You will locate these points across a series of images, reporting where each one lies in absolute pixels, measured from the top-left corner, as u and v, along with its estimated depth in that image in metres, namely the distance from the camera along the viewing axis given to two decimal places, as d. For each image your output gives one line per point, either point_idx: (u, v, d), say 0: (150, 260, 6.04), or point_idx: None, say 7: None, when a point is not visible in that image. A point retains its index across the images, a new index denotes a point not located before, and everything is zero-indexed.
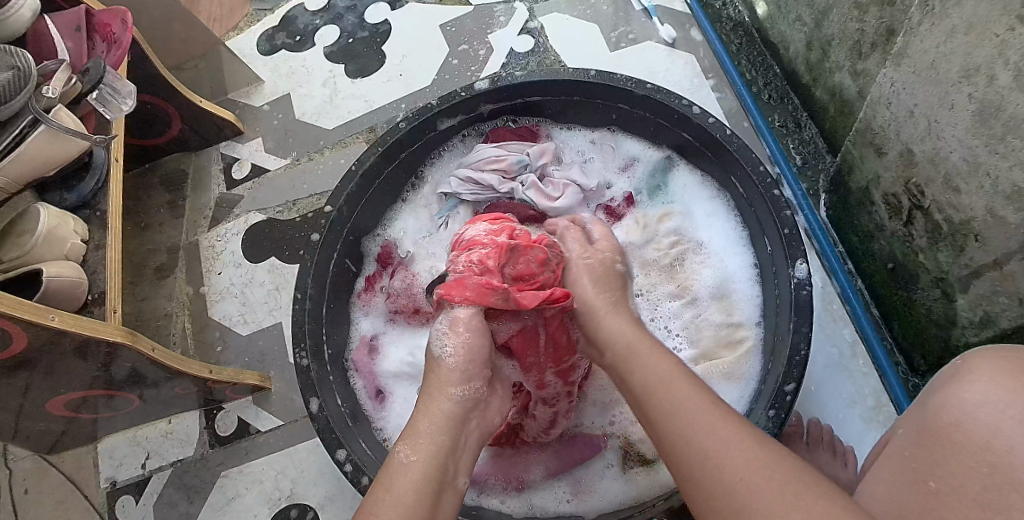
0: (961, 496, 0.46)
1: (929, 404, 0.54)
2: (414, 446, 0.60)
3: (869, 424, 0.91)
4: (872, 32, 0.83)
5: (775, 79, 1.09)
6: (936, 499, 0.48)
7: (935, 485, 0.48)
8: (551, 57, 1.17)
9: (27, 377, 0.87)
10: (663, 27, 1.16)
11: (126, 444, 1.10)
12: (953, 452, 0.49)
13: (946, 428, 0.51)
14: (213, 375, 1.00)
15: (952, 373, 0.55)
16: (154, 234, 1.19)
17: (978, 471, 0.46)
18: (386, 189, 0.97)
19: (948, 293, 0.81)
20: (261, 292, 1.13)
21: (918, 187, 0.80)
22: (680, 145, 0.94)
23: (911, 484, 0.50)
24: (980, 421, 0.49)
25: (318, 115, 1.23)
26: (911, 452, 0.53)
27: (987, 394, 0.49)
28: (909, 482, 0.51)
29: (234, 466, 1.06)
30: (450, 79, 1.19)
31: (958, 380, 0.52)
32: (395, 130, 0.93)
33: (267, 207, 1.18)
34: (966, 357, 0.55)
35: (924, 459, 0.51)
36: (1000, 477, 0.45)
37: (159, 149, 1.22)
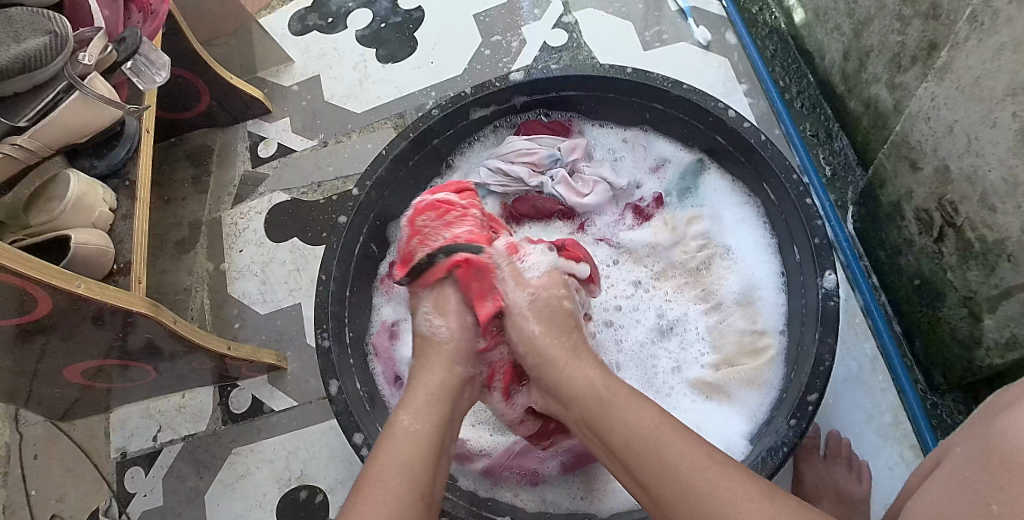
0: None
1: (993, 429, 0.51)
2: (418, 416, 0.65)
3: (885, 439, 0.91)
4: (914, 45, 0.83)
5: (808, 88, 1.08)
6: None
7: (996, 509, 0.45)
8: (585, 53, 1.17)
9: (48, 341, 0.88)
10: (699, 29, 1.16)
11: (139, 416, 1.11)
12: (1014, 474, 0.46)
13: (1009, 450, 0.47)
14: (231, 352, 1.00)
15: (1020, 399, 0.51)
16: (177, 208, 1.19)
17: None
18: (414, 178, 0.97)
19: (975, 312, 0.81)
20: (281, 271, 1.13)
21: (952, 204, 0.79)
22: (713, 148, 0.94)
23: (973, 508, 0.47)
24: None
25: (347, 98, 1.22)
26: (975, 475, 0.49)
27: None
28: (970, 507, 0.47)
29: (245, 443, 1.06)
30: (481, 70, 1.19)
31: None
32: (428, 117, 0.93)
33: (291, 187, 1.18)
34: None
35: (988, 482, 0.47)
36: None
37: (186, 123, 1.22)
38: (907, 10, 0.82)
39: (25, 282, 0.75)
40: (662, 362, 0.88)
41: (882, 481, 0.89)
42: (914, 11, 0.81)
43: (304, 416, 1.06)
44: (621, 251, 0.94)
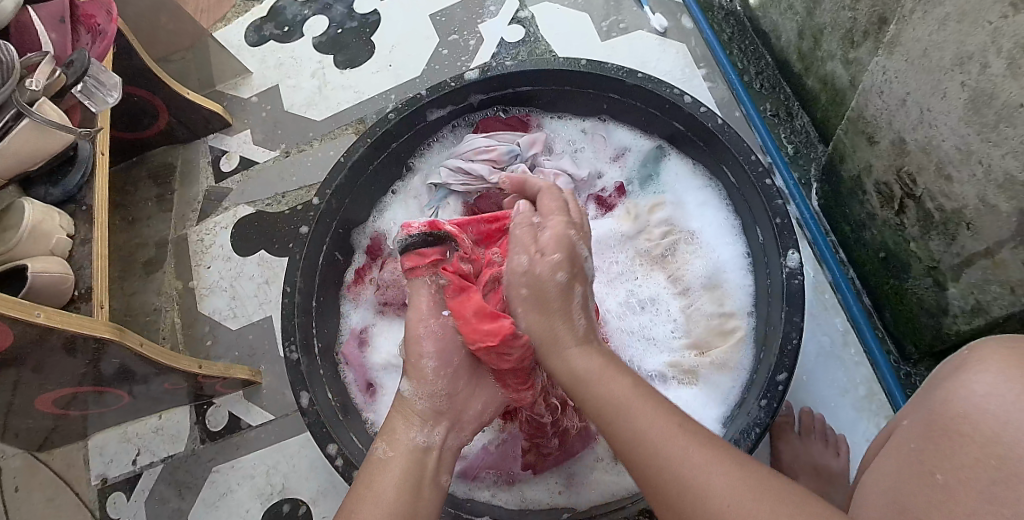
0: (968, 490, 0.43)
1: (936, 398, 0.52)
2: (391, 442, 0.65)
3: (861, 413, 0.92)
4: (865, 20, 0.83)
5: (766, 69, 1.08)
6: (942, 491, 0.45)
7: (941, 478, 0.46)
8: (542, 46, 1.16)
9: (13, 375, 0.86)
10: (655, 16, 1.15)
11: (118, 441, 1.10)
12: (956, 443, 0.47)
13: (954, 419, 0.48)
14: (203, 370, 0.99)
15: (959, 366, 0.53)
16: (142, 228, 1.18)
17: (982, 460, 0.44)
18: (374, 184, 0.96)
19: (940, 281, 0.81)
20: (251, 286, 1.11)
21: (910, 175, 0.79)
22: (672, 134, 0.94)
23: (916, 475, 0.48)
24: (987, 411, 0.46)
25: (307, 107, 1.21)
26: (918, 446, 0.50)
27: (995, 387, 0.48)
28: (916, 474, 0.48)
29: (225, 461, 1.05)
30: (440, 70, 1.18)
31: (967, 374, 0.51)
32: (384, 121, 0.92)
33: (255, 200, 1.16)
34: (976, 350, 0.53)
35: (930, 451, 0.48)
36: (1006, 469, 0.43)
37: (146, 142, 1.20)
38: None
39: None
40: (633, 352, 0.87)
41: (860, 454, 0.89)
42: None
43: (282, 429, 1.05)
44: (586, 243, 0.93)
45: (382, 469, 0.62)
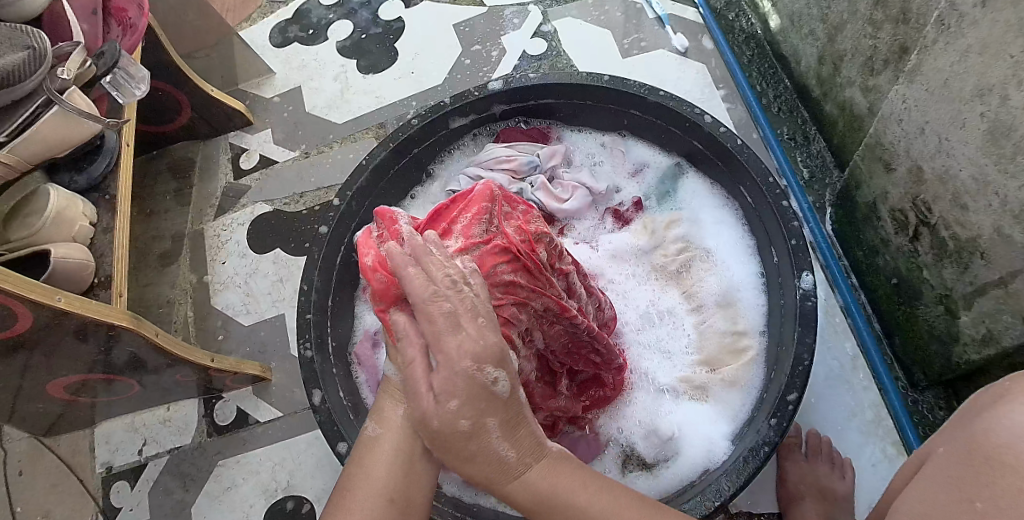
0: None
1: (972, 424, 0.52)
2: (383, 419, 0.61)
3: (867, 437, 0.92)
4: (885, 48, 0.84)
5: (785, 92, 1.09)
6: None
7: (981, 506, 0.46)
8: (564, 61, 1.18)
9: (27, 358, 0.87)
10: (676, 36, 1.17)
11: (124, 430, 1.10)
12: (994, 471, 0.47)
13: (990, 447, 0.48)
14: (214, 363, 1.00)
15: (1001, 395, 0.53)
16: (159, 221, 1.19)
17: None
18: (393, 187, 0.97)
19: (951, 309, 0.82)
20: (265, 283, 1.12)
21: (925, 203, 0.81)
22: (691, 152, 0.95)
23: (955, 503, 0.48)
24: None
25: (329, 109, 1.22)
26: (958, 472, 0.50)
27: None
28: (954, 502, 0.48)
29: (231, 455, 1.05)
30: (462, 79, 1.20)
31: (1005, 402, 0.51)
32: (407, 127, 0.94)
33: (273, 199, 1.17)
34: (1017, 380, 0.53)
35: (969, 480, 0.48)
36: None
37: (167, 136, 1.22)
38: (877, 14, 0.84)
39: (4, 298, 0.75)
40: (646, 366, 0.88)
41: (865, 478, 0.90)
42: (884, 15, 0.82)
43: (289, 427, 1.05)
44: (603, 256, 0.94)
45: (374, 448, 0.60)
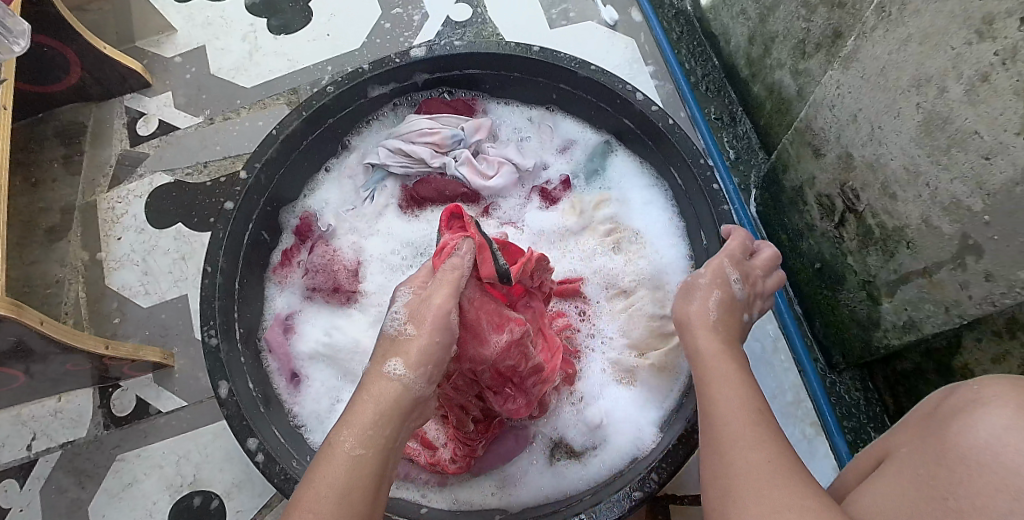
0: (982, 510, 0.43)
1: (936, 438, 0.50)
2: (357, 433, 0.53)
3: (787, 420, 0.91)
4: (818, 33, 0.82)
5: (713, 71, 1.06)
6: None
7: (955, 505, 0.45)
8: (490, 29, 1.11)
9: None
10: (606, 8, 1.12)
11: (10, 424, 1.00)
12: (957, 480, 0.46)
13: (960, 458, 0.47)
14: (109, 351, 0.91)
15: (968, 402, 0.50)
16: (46, 192, 1.07)
17: (1000, 497, 0.43)
18: (305, 161, 0.90)
19: (874, 296, 0.82)
20: (166, 260, 1.03)
21: (854, 190, 0.80)
22: (620, 129, 0.90)
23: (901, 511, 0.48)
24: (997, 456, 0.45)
25: (236, 72, 1.12)
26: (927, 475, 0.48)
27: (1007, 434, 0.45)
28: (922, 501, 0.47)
29: (131, 449, 0.97)
30: (381, 44, 1.11)
31: (973, 413, 0.48)
32: (322, 94, 0.86)
33: (175, 168, 1.07)
34: (983, 387, 0.50)
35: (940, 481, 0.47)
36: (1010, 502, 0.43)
37: (53, 98, 1.09)
38: None
39: None
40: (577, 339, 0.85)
41: None
42: None
43: (196, 416, 0.98)
44: (529, 235, 0.89)
45: (331, 455, 0.53)
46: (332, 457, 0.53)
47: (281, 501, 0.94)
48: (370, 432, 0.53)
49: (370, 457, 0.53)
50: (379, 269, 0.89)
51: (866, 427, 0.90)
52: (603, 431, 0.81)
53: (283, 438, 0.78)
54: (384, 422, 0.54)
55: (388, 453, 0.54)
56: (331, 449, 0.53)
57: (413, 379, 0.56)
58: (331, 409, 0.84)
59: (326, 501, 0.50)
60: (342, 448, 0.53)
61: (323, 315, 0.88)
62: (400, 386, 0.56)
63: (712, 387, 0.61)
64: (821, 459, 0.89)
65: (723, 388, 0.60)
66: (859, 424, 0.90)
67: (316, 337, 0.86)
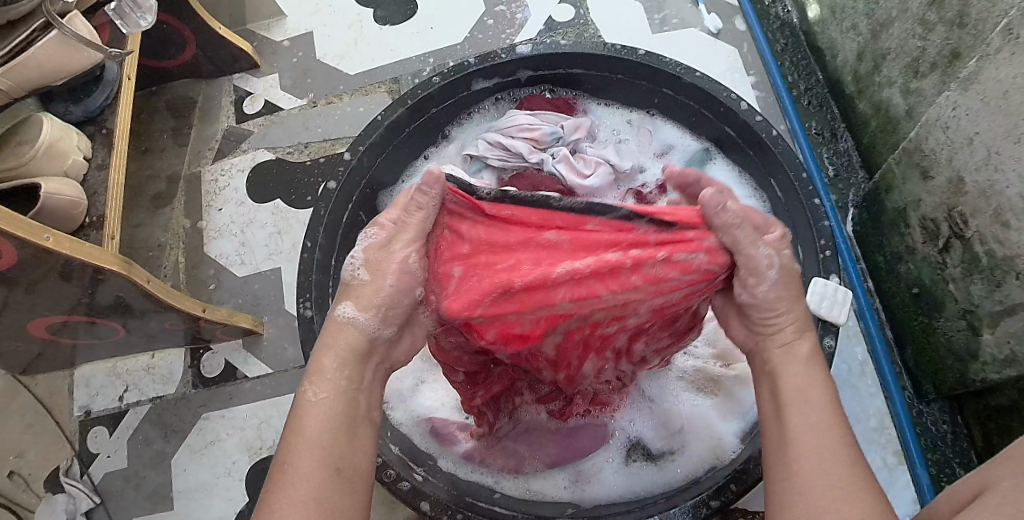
0: None
1: None
2: (320, 381, 0.57)
3: (869, 445, 0.90)
4: (934, 52, 0.80)
5: (816, 86, 1.05)
6: None
7: None
8: (591, 31, 1.12)
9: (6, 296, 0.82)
10: (710, 16, 1.12)
11: (105, 375, 1.06)
12: None
13: None
14: (206, 314, 0.95)
15: None
16: (155, 160, 1.13)
17: None
18: (408, 147, 0.93)
19: (974, 326, 0.80)
20: (263, 234, 1.08)
21: (962, 216, 0.78)
22: (721, 137, 0.90)
23: None
24: None
25: (340, 58, 1.16)
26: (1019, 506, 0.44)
27: None
28: None
29: (216, 409, 1.02)
30: (482, 39, 1.14)
31: None
32: (427, 83, 0.89)
33: (277, 146, 1.12)
34: None
35: None
36: None
37: (169, 73, 1.16)
38: (930, 15, 0.79)
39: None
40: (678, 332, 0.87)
41: None
42: (938, 17, 0.78)
43: (280, 384, 1.02)
44: None
45: (304, 413, 0.55)
46: (304, 413, 0.55)
47: None
48: (336, 382, 0.57)
49: (334, 402, 0.56)
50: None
51: (952, 462, 0.87)
52: (682, 437, 0.81)
53: None
54: (343, 367, 0.58)
55: (353, 400, 0.57)
56: (311, 403, 0.55)
57: (367, 321, 0.59)
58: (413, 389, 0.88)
59: (306, 452, 0.52)
60: (311, 404, 0.55)
61: None
62: (358, 327, 0.59)
63: (791, 408, 0.54)
64: (899, 490, 0.88)
65: (802, 409, 0.53)
66: (945, 456, 0.88)
67: None
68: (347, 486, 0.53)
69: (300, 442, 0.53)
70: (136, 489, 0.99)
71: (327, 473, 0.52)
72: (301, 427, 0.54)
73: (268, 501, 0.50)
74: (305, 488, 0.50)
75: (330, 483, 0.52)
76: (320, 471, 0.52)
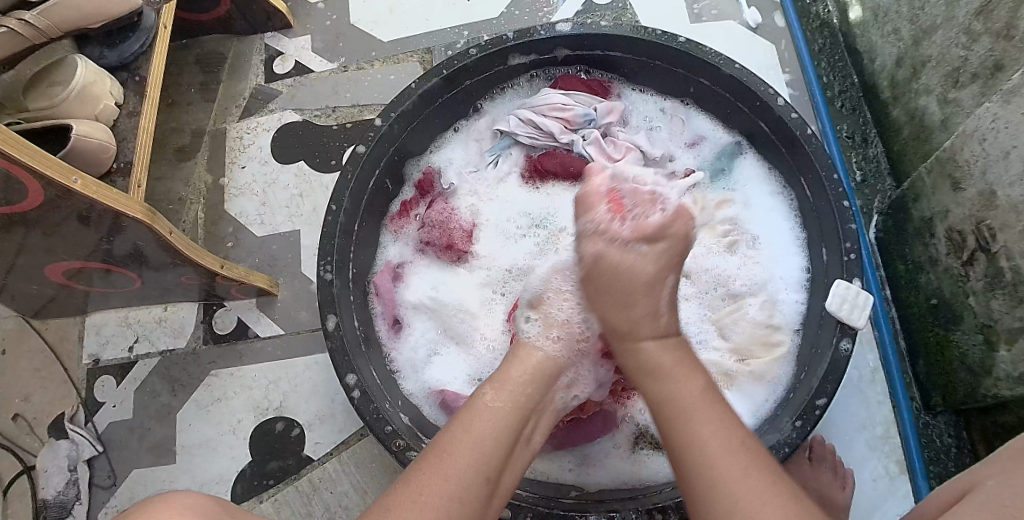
0: None
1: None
2: (498, 389, 0.63)
3: (873, 452, 0.91)
4: (978, 63, 0.79)
5: (850, 89, 1.05)
6: None
7: None
8: (630, 15, 1.12)
9: (24, 236, 0.81)
10: (749, 10, 1.11)
11: (116, 324, 1.06)
12: None
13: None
14: (224, 271, 0.95)
15: None
16: (180, 113, 1.13)
17: None
18: (438, 117, 0.92)
19: (991, 341, 0.80)
20: (283, 195, 1.07)
21: (990, 229, 0.77)
22: (754, 133, 0.90)
23: None
24: None
25: (374, 24, 1.16)
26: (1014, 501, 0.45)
27: None
28: None
29: (226, 366, 1.02)
30: (519, 16, 1.13)
31: None
32: (464, 54, 0.88)
33: (304, 108, 1.12)
34: None
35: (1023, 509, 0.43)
36: None
37: (200, 26, 1.15)
38: (977, 25, 0.78)
39: (20, 173, 0.70)
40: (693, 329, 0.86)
41: (865, 493, 0.89)
42: (985, 27, 0.77)
43: (291, 346, 1.02)
44: None
45: (474, 416, 0.60)
46: (479, 412, 0.61)
47: (360, 440, 0.97)
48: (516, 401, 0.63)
49: (509, 417, 0.61)
50: (494, 233, 0.91)
51: (953, 475, 0.88)
52: None
53: (380, 380, 0.80)
54: (530, 387, 0.64)
55: (522, 418, 0.62)
56: (485, 403, 0.61)
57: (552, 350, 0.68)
58: (426, 361, 0.87)
59: (474, 456, 0.57)
60: (486, 406, 0.61)
61: (432, 270, 0.91)
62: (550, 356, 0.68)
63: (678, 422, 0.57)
64: (898, 500, 0.88)
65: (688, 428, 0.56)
66: (947, 470, 0.88)
67: (424, 289, 0.89)
68: (486, 502, 0.57)
69: (467, 435, 0.58)
70: (140, 440, 1.00)
71: (473, 477, 0.56)
72: (467, 427, 0.59)
73: (415, 479, 0.55)
74: (443, 490, 0.54)
75: (478, 490, 0.56)
76: (475, 481, 0.56)
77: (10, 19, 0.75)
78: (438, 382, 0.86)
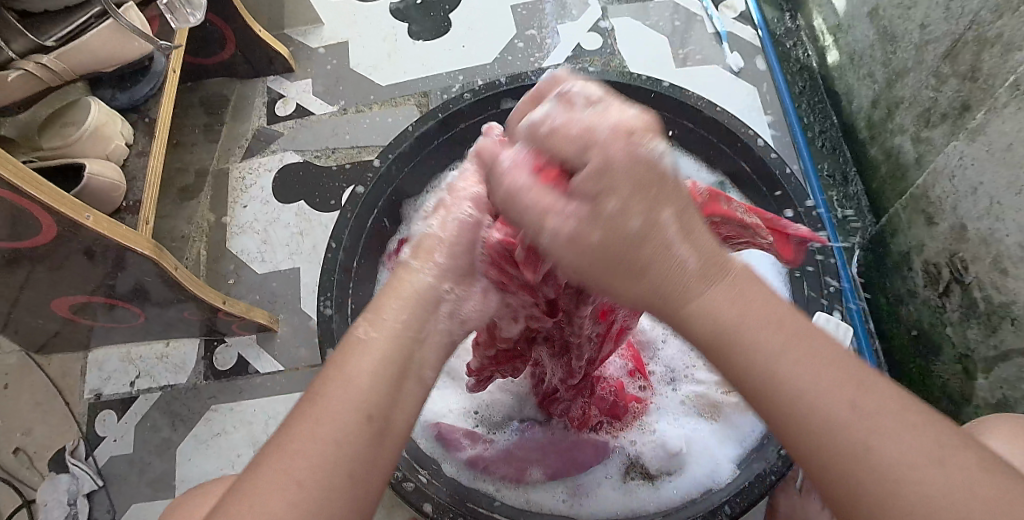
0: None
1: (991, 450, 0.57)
2: (375, 323, 0.50)
3: None
4: (946, 103, 0.83)
5: (830, 128, 1.09)
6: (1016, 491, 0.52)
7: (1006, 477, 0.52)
8: (617, 60, 1.17)
9: (30, 271, 0.84)
10: (732, 54, 1.17)
11: (118, 359, 1.08)
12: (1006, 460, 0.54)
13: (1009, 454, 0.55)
14: (226, 306, 0.97)
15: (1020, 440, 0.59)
16: (184, 153, 1.17)
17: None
18: (435, 158, 0.96)
19: (969, 370, 0.82)
20: (284, 233, 1.11)
21: (963, 261, 0.81)
22: (736, 173, 0.94)
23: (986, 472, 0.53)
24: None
25: (373, 69, 1.21)
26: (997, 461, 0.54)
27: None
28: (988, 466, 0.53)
29: (225, 401, 1.04)
30: (512, 61, 1.19)
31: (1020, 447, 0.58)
32: (458, 99, 0.93)
33: (304, 149, 1.16)
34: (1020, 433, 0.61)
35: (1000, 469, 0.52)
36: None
37: (206, 70, 1.20)
38: (944, 67, 0.83)
39: (34, 208, 0.73)
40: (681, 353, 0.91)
41: None
42: (951, 69, 0.81)
43: (290, 382, 1.04)
44: None
45: (349, 360, 0.47)
46: (352, 357, 0.48)
47: None
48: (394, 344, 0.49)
49: (395, 353, 0.48)
50: None
51: None
52: (681, 458, 0.82)
53: None
54: (413, 318, 0.51)
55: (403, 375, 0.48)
56: (359, 350, 0.48)
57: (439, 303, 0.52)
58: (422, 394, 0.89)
59: (346, 403, 0.45)
60: (361, 346, 0.48)
61: None
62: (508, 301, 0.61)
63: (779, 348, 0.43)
64: None
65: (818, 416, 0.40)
66: None
67: None
68: (377, 441, 0.45)
69: (340, 384, 0.46)
70: (139, 474, 1.01)
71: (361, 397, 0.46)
72: (342, 365, 0.47)
73: (285, 424, 0.44)
74: (321, 423, 0.44)
75: (353, 434, 0.44)
76: (354, 422, 0.44)
77: (28, 62, 0.79)
78: (433, 415, 0.88)
